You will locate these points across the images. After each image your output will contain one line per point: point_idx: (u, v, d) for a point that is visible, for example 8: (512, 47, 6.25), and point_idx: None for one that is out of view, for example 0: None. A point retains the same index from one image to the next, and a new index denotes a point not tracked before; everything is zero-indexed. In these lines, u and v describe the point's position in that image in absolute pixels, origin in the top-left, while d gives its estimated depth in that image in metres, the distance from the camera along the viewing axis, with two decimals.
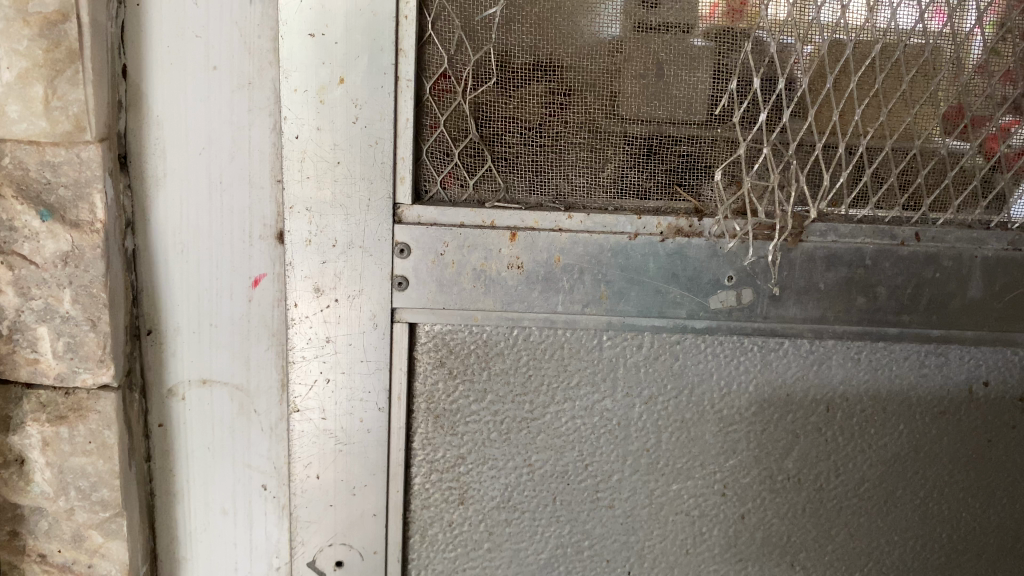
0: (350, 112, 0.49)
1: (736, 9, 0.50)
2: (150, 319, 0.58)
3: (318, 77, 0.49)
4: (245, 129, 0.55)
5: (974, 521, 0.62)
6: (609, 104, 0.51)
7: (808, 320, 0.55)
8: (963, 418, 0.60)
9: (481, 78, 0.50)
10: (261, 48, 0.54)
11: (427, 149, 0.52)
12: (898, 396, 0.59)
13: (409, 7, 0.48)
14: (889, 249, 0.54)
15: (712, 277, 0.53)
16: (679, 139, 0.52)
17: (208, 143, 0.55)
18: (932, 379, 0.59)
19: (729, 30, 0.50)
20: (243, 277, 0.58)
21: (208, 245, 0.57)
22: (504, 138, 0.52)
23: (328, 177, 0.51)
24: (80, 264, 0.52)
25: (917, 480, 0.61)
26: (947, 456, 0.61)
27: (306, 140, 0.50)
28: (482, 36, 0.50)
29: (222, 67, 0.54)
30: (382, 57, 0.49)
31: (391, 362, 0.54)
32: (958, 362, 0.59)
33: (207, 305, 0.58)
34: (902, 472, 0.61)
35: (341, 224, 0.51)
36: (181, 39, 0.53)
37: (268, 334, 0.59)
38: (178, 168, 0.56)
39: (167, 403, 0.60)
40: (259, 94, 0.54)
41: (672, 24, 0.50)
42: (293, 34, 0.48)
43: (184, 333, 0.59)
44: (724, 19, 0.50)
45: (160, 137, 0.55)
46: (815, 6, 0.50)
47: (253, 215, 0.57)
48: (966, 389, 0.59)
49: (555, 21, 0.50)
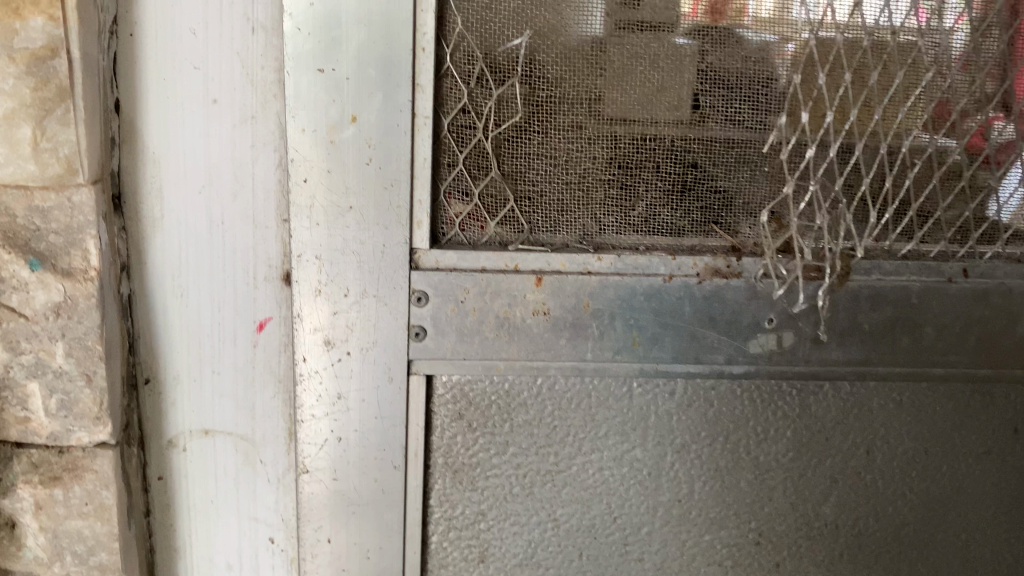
0: (363, 152, 0.46)
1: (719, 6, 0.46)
2: (147, 367, 0.55)
3: (328, 116, 0.45)
4: (249, 166, 0.51)
5: (1017, 563, 0.59)
6: (641, 138, 0.48)
7: (850, 363, 0.52)
8: (1007, 458, 0.57)
9: (504, 113, 0.47)
10: (264, 80, 0.50)
11: (445, 189, 0.48)
12: (942, 438, 0.56)
13: (425, 39, 0.45)
14: (935, 288, 0.51)
15: (751, 319, 0.50)
16: (716, 175, 0.49)
17: (207, 180, 0.51)
18: (977, 419, 0.56)
19: (714, 28, 0.47)
20: (247, 321, 0.54)
21: (209, 289, 0.53)
22: (529, 176, 0.48)
23: (338, 222, 0.47)
24: (73, 316, 0.48)
25: (959, 523, 0.58)
26: (991, 498, 0.58)
27: (315, 184, 0.46)
28: (505, 68, 0.46)
29: (223, 100, 0.50)
30: (398, 94, 0.45)
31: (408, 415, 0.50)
32: (1005, 402, 0.56)
33: (209, 352, 0.55)
34: (942, 516, 0.58)
35: (356, 272, 0.48)
36: (179, 71, 0.50)
37: (274, 381, 0.55)
38: (177, 208, 0.52)
39: (167, 454, 0.56)
40: (263, 128, 0.51)
41: (653, 20, 0.47)
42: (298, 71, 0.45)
43: (185, 381, 0.55)
44: (707, 17, 0.46)
45: (157, 175, 0.51)
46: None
47: (257, 256, 0.53)
48: (1012, 429, 0.56)
49: (581, 50, 0.47)
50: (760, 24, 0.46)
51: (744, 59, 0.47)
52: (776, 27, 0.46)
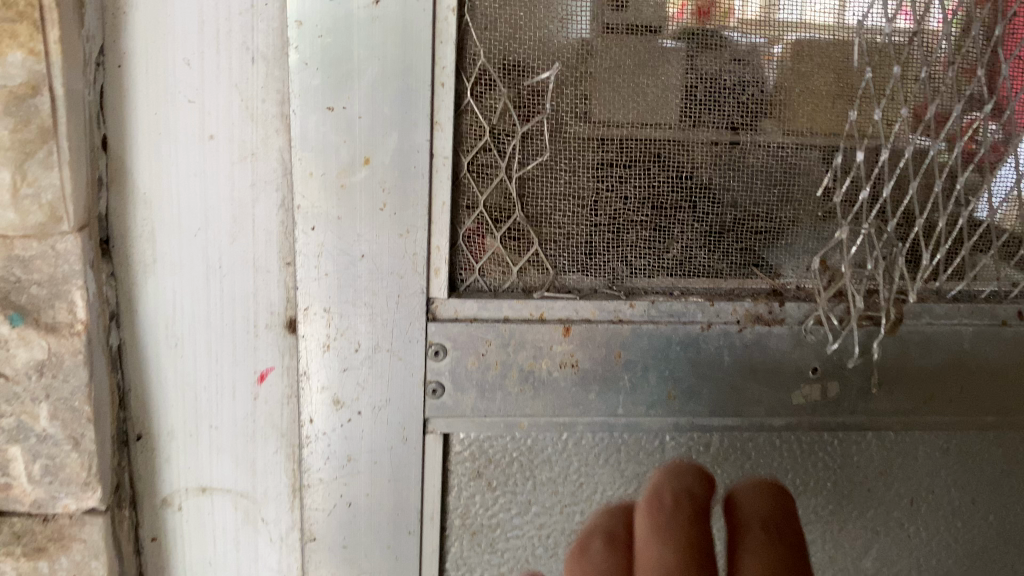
0: (376, 198, 0.42)
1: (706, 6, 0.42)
2: (139, 422, 0.51)
3: (339, 158, 0.42)
4: (248, 207, 0.47)
5: None
6: (678, 177, 0.44)
7: (897, 413, 0.48)
8: None
9: (528, 152, 0.43)
10: (265, 114, 0.46)
11: (464, 233, 0.44)
12: (991, 487, 0.53)
13: (445, 74, 0.41)
14: (989, 332, 0.47)
15: (795, 369, 0.47)
16: (756, 215, 0.45)
17: (204, 223, 0.47)
18: None
19: (702, 30, 0.43)
20: (247, 372, 0.50)
21: (206, 338, 0.49)
22: (556, 218, 0.44)
23: (349, 273, 0.43)
24: (58, 374, 0.44)
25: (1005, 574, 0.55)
26: None
27: (324, 231, 0.42)
28: (530, 103, 0.43)
29: (220, 136, 0.46)
30: (416, 133, 0.42)
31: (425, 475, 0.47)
32: None
33: (206, 405, 0.50)
34: (989, 567, 0.54)
35: (370, 324, 0.44)
36: (172, 106, 0.46)
37: (276, 435, 0.51)
38: (170, 253, 0.48)
39: (160, 513, 0.52)
40: (265, 166, 0.47)
41: (643, 25, 0.42)
42: (303, 108, 0.41)
43: (181, 437, 0.51)
44: (696, 20, 0.43)
45: (148, 218, 0.47)
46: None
47: (257, 303, 0.49)
48: None
49: (613, 82, 0.43)
50: (748, 26, 0.43)
51: (790, 90, 0.44)
52: (762, 28, 0.43)
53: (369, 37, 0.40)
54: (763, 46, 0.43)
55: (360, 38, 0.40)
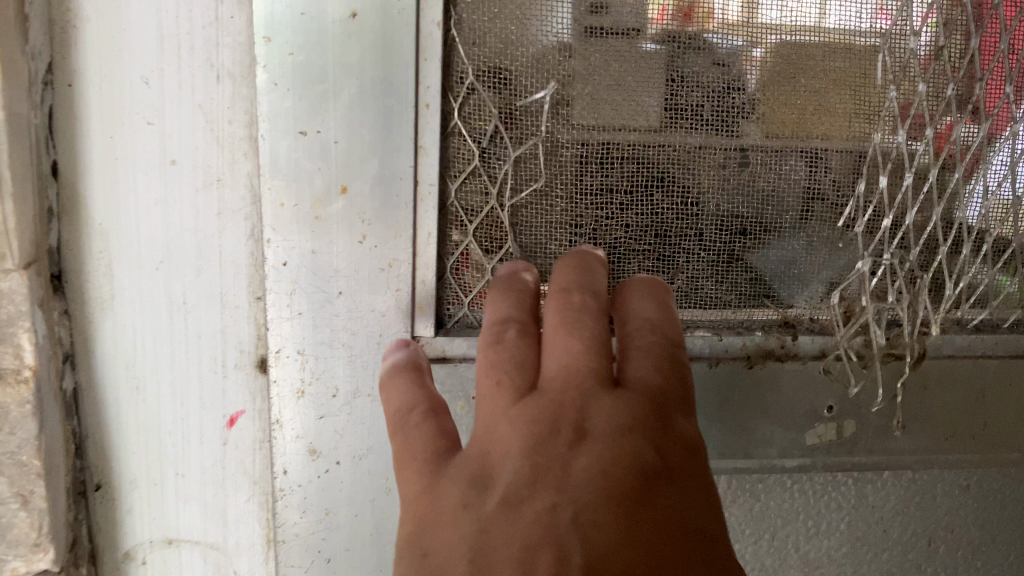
0: (355, 229, 0.39)
1: (687, 10, 0.39)
2: (98, 471, 0.46)
3: (313, 188, 0.38)
4: (215, 238, 0.43)
5: None
6: (683, 203, 0.41)
7: (918, 452, 0.45)
8: None
9: (521, 178, 0.40)
10: (232, 136, 0.42)
11: (451, 266, 0.41)
12: (1010, 524, 0.50)
13: (430, 95, 0.38)
14: (1012, 363, 0.45)
15: (809, 408, 0.44)
16: (767, 243, 0.42)
17: (166, 255, 0.43)
18: None
19: (681, 34, 0.40)
20: (216, 416, 0.46)
21: (170, 380, 0.45)
22: (551, 249, 0.41)
23: (325, 311, 0.40)
24: (4, 426, 0.40)
25: None
26: None
27: (297, 266, 0.39)
28: (523, 125, 0.39)
29: (183, 160, 0.42)
30: (399, 160, 0.38)
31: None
32: None
33: (172, 451, 0.46)
34: None
35: (351, 366, 0.41)
36: (129, 128, 0.42)
37: (248, 482, 0.47)
38: (130, 288, 0.44)
39: (122, 568, 0.48)
40: (232, 194, 0.43)
41: (623, 28, 0.39)
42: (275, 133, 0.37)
43: (144, 487, 0.47)
44: (676, 21, 0.39)
45: (105, 250, 0.43)
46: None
47: (227, 340, 0.45)
48: None
49: (611, 102, 0.40)
50: (730, 29, 0.40)
51: (802, 108, 0.41)
52: (746, 31, 0.40)
53: (346, 54, 0.37)
54: (772, 61, 0.40)
55: (334, 56, 0.37)
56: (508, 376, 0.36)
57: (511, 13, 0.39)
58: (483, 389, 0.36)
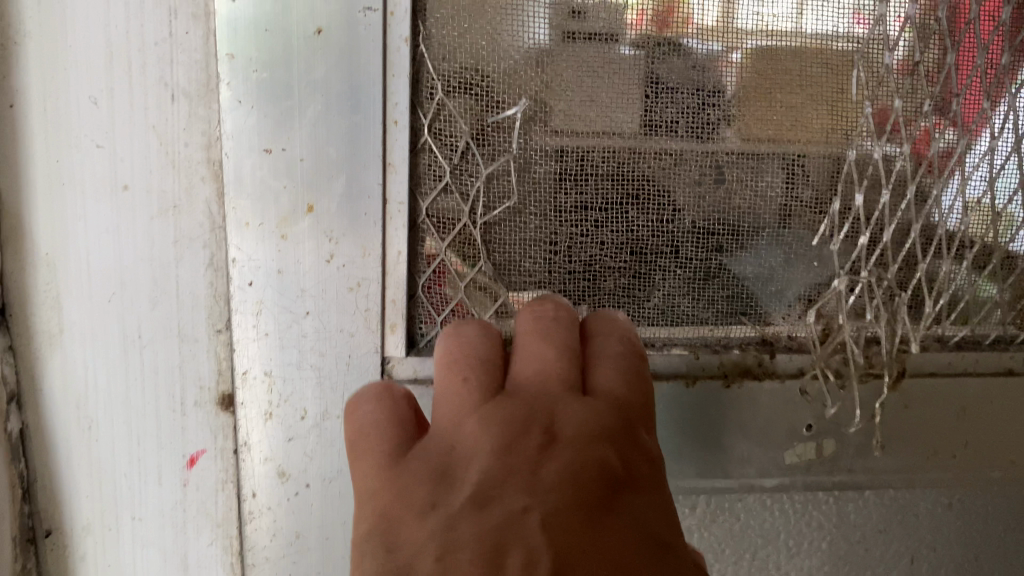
0: (322, 247, 0.38)
1: (664, 14, 0.39)
2: (48, 516, 0.43)
3: (277, 206, 0.37)
4: (172, 267, 0.41)
5: None
6: (659, 219, 0.41)
7: (900, 471, 0.44)
8: None
9: (493, 195, 0.40)
10: (188, 160, 0.40)
11: (422, 286, 0.40)
12: (993, 541, 0.49)
13: (399, 111, 0.37)
14: (995, 380, 0.44)
15: (788, 427, 0.43)
16: (741, 258, 0.42)
17: (119, 286, 0.41)
18: None
19: (659, 38, 0.39)
20: (175, 455, 0.43)
21: (125, 418, 0.43)
22: (526, 269, 0.41)
23: (292, 333, 0.39)
24: None
25: None
26: None
27: (262, 288, 0.38)
28: (494, 141, 0.39)
29: (136, 186, 0.40)
30: (367, 182, 0.37)
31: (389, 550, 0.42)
32: None
33: (127, 494, 0.44)
34: None
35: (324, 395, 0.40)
36: (76, 151, 0.39)
37: (211, 525, 0.45)
38: (80, 321, 0.41)
39: None
40: (190, 221, 0.40)
41: (600, 34, 0.39)
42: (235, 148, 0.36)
43: (98, 531, 0.44)
44: (653, 27, 0.39)
45: (52, 281, 0.40)
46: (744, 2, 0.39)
47: (185, 375, 0.42)
48: None
49: (588, 115, 0.39)
50: (708, 33, 0.39)
51: (779, 124, 0.40)
52: (720, 35, 0.39)
53: (309, 74, 0.36)
54: (743, 70, 0.40)
55: (300, 75, 0.36)
56: (474, 373, 0.34)
57: (488, 26, 0.38)
58: (444, 388, 0.34)
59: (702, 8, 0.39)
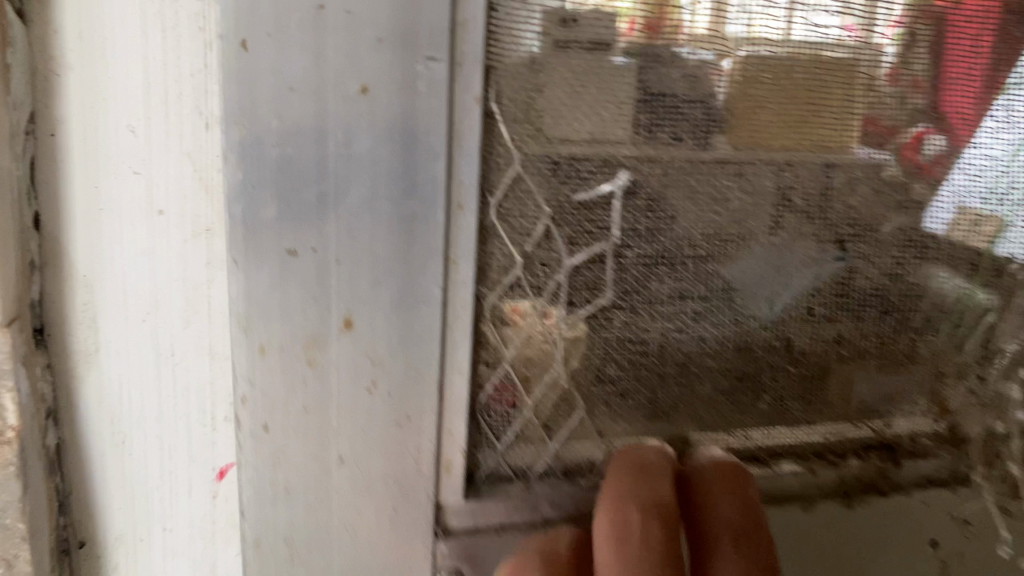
0: (358, 380, 0.36)
1: (655, 20, 0.36)
2: (82, 526, 0.45)
3: (309, 330, 0.36)
4: (204, 287, 0.42)
5: None
6: (750, 312, 0.43)
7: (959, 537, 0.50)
8: None
9: (579, 281, 0.39)
10: (221, 184, 0.41)
11: (484, 406, 0.40)
12: None
13: (463, 195, 0.35)
14: None
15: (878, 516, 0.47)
16: (828, 347, 0.44)
17: (153, 306, 0.42)
18: None
19: (651, 47, 0.36)
20: (206, 468, 0.45)
21: (157, 432, 0.44)
22: (608, 349, 0.41)
23: (322, 472, 0.37)
24: None
25: None
26: None
27: (279, 427, 0.37)
28: (583, 229, 0.39)
29: (170, 210, 0.41)
30: (417, 275, 0.36)
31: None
32: None
33: (160, 506, 0.45)
34: None
35: (360, 486, 0.38)
36: (113, 178, 0.41)
37: (239, 534, 0.46)
38: (115, 340, 0.43)
39: None
40: (222, 243, 0.41)
41: (592, 41, 0.35)
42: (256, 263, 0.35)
43: (131, 541, 0.46)
44: (644, 35, 0.36)
45: (90, 302, 0.42)
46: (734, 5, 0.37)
47: (217, 392, 0.44)
48: None
49: (687, 207, 0.40)
50: (697, 42, 0.37)
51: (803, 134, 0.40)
52: (713, 44, 0.37)
53: (349, 155, 0.34)
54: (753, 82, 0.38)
55: (334, 152, 0.34)
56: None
57: (518, 69, 0.35)
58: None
59: (691, 13, 0.37)
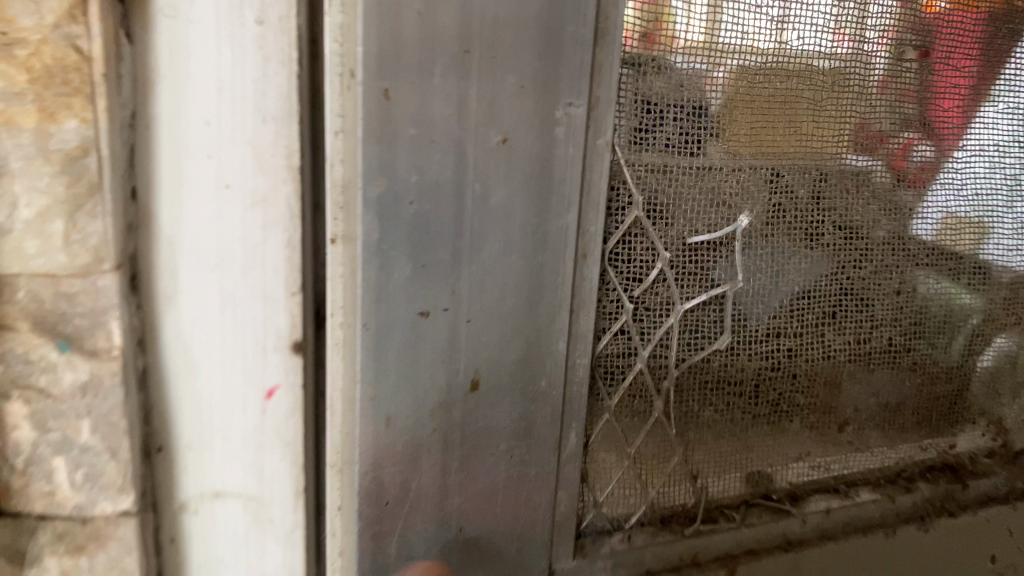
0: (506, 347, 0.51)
1: (653, 34, 0.52)
2: (159, 436, 0.57)
3: (452, 320, 0.49)
4: (260, 245, 0.55)
5: None
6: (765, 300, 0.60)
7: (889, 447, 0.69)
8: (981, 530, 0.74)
9: (644, 276, 0.55)
10: (275, 165, 0.53)
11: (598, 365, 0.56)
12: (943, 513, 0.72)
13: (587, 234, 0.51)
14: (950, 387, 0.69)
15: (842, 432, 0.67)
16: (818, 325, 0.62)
17: (219, 259, 0.55)
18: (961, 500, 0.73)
19: (644, 54, 0.52)
20: (258, 389, 0.57)
21: (220, 360, 0.57)
22: (654, 339, 0.57)
23: (476, 416, 0.52)
24: (98, 394, 0.51)
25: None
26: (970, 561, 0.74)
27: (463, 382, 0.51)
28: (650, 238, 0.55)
29: (235, 185, 0.54)
30: (544, 296, 0.51)
31: (512, 522, 0.55)
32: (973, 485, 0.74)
33: (222, 420, 0.58)
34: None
35: (487, 436, 0.53)
36: (192, 160, 0.53)
37: (282, 442, 0.58)
38: (191, 286, 0.55)
39: (179, 517, 0.59)
40: (275, 211, 0.54)
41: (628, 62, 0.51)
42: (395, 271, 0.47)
43: (197, 449, 0.58)
44: (642, 45, 0.51)
45: (172, 255, 0.54)
46: (721, 30, 0.54)
47: (267, 328, 0.56)
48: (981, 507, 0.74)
49: (713, 218, 0.57)
50: (689, 53, 0.53)
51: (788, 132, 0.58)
52: (703, 55, 0.53)
53: (486, 198, 0.48)
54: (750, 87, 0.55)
55: (476, 188, 0.47)
56: None
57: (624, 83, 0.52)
58: None
59: (681, 32, 0.53)
